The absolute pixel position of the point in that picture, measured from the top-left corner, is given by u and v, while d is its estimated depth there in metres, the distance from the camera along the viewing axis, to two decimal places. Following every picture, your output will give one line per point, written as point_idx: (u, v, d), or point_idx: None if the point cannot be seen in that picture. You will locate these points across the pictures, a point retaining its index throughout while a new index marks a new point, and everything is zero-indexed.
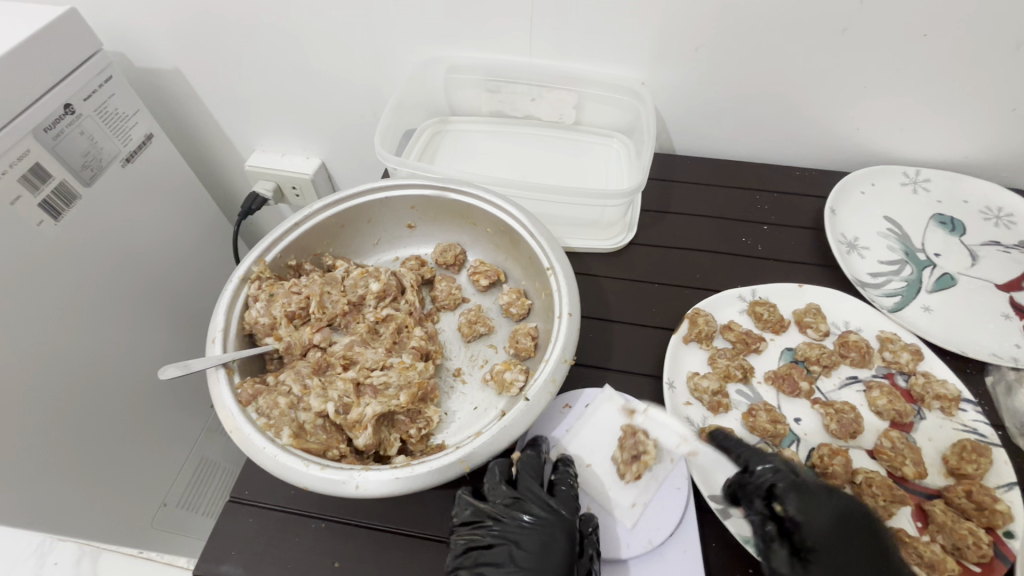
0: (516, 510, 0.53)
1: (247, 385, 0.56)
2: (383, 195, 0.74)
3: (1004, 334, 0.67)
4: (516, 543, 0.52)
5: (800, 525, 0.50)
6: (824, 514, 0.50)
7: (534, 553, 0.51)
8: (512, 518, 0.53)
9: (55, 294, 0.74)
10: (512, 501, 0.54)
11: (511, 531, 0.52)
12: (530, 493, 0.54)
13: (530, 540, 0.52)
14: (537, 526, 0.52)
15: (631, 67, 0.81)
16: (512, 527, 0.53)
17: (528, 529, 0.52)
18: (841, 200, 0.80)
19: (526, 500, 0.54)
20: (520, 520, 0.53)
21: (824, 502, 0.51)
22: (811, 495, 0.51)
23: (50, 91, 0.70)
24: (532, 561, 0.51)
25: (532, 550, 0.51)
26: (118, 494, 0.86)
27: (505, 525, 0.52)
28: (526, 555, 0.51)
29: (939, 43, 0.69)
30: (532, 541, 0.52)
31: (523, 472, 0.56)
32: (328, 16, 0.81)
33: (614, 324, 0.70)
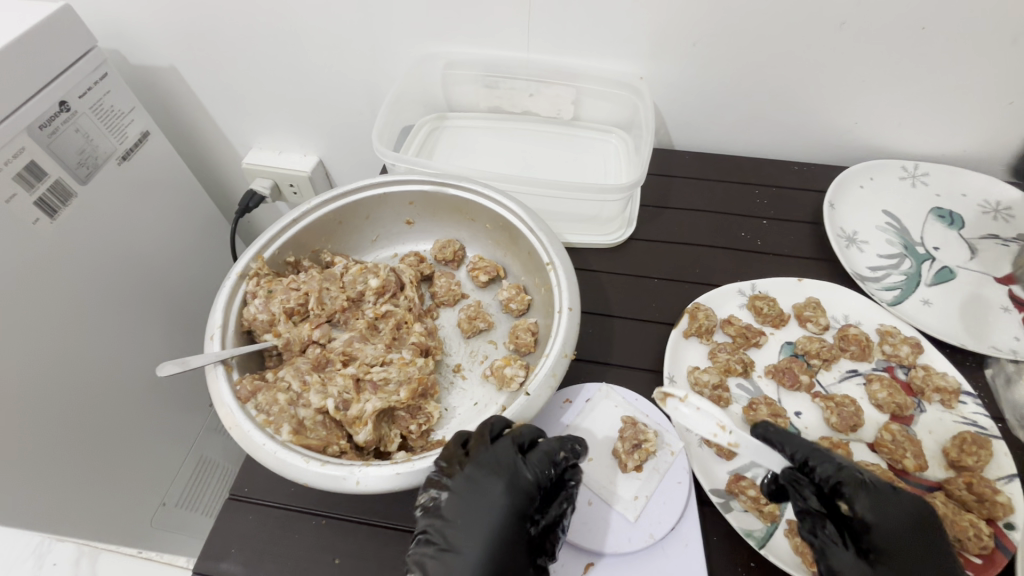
0: (486, 476, 0.49)
1: (246, 382, 0.56)
2: (382, 191, 0.73)
3: (1003, 327, 0.67)
4: (473, 509, 0.47)
5: (871, 527, 0.48)
6: (898, 515, 0.48)
7: (480, 510, 0.47)
8: (477, 483, 0.48)
9: (52, 292, 0.73)
10: (483, 466, 0.49)
11: (471, 494, 0.48)
12: (506, 466, 0.49)
13: (488, 512, 0.47)
14: (502, 497, 0.48)
15: (630, 62, 0.81)
16: (472, 489, 0.48)
17: (491, 496, 0.48)
18: (840, 195, 0.81)
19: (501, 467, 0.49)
20: (485, 486, 0.48)
21: (896, 504, 0.48)
22: (882, 495, 0.49)
23: (46, 88, 0.70)
24: (477, 521, 0.47)
25: (486, 523, 0.47)
26: (117, 494, 0.86)
27: (465, 484, 0.48)
28: (474, 512, 0.47)
29: (937, 36, 0.69)
30: (490, 513, 0.47)
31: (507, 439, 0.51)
32: (325, 12, 0.81)
33: (614, 320, 0.70)
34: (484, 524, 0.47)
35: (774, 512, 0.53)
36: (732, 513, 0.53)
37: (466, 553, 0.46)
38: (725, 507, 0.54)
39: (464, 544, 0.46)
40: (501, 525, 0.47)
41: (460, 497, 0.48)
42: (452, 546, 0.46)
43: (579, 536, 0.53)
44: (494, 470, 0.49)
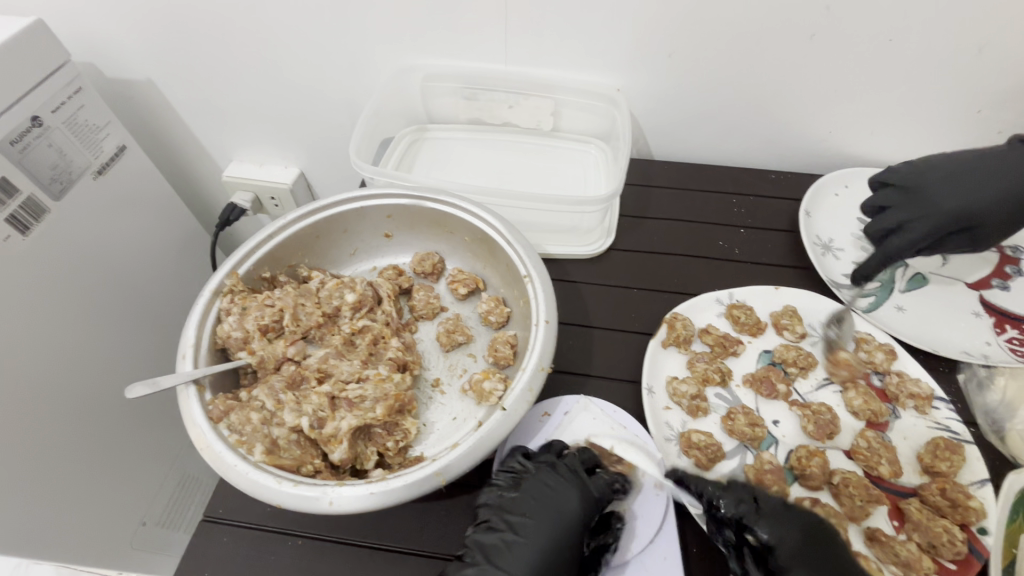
0: (563, 482, 0.54)
1: (219, 401, 0.55)
2: (359, 205, 0.73)
3: (975, 332, 0.68)
4: (544, 506, 0.52)
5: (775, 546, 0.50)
6: (792, 530, 0.51)
7: (549, 511, 0.52)
8: (556, 491, 0.53)
9: (23, 309, 0.72)
10: (561, 473, 0.55)
11: (546, 494, 0.53)
12: (582, 479, 0.55)
13: (562, 513, 0.52)
14: (574, 503, 0.53)
15: (607, 74, 0.81)
16: (547, 491, 0.53)
17: (567, 499, 0.53)
18: (814, 204, 0.82)
19: (573, 477, 0.55)
20: (558, 490, 0.53)
21: (789, 519, 0.52)
22: (774, 514, 0.52)
23: (17, 103, 0.68)
24: (547, 519, 0.51)
25: (558, 523, 0.51)
26: (95, 517, 0.83)
27: (543, 483, 0.54)
28: (544, 511, 0.52)
29: (905, 48, 0.71)
30: (563, 515, 0.52)
31: (577, 459, 0.57)
32: (303, 26, 0.81)
33: (593, 331, 0.70)
34: (557, 521, 0.51)
35: None
36: (710, 524, 0.53)
37: (538, 543, 0.50)
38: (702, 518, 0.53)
39: (537, 536, 0.50)
40: (571, 525, 0.52)
41: (536, 495, 0.53)
42: (524, 535, 0.50)
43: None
44: (573, 482, 0.54)
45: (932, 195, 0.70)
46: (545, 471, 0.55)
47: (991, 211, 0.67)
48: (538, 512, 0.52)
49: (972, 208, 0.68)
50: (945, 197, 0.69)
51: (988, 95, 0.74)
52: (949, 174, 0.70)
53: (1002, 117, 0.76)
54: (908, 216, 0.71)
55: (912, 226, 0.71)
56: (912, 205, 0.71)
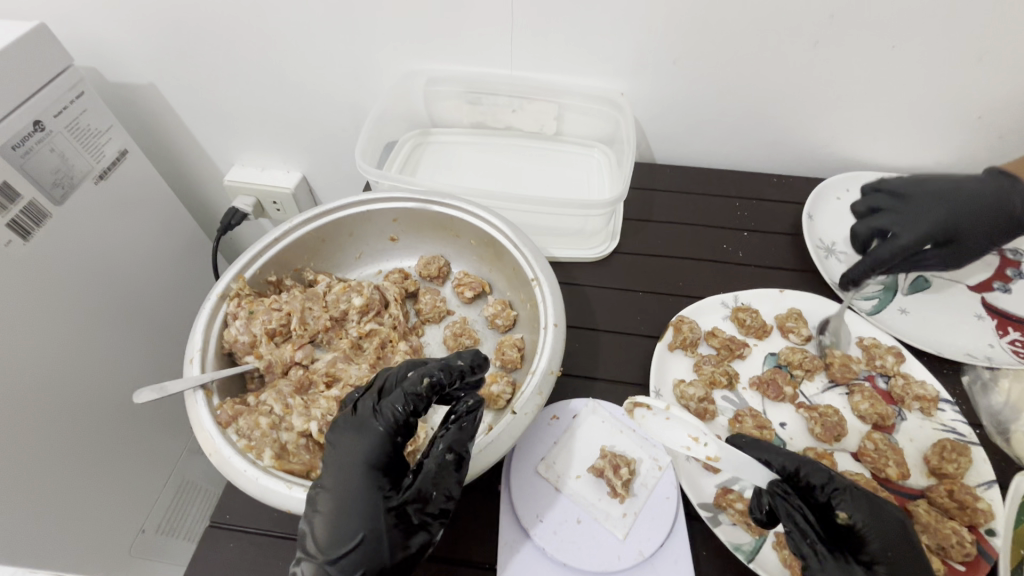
0: (348, 433, 0.49)
1: (226, 406, 0.55)
2: (365, 209, 0.73)
3: (978, 334, 0.69)
4: (341, 463, 0.48)
5: (871, 538, 0.47)
6: (891, 523, 0.48)
7: (343, 468, 0.47)
8: (339, 440, 0.49)
9: (23, 315, 0.71)
10: (343, 423, 0.50)
11: (337, 451, 0.48)
12: (364, 412, 0.49)
13: (349, 465, 0.47)
14: (361, 450, 0.48)
15: (611, 79, 0.82)
16: (341, 446, 0.49)
17: (352, 449, 0.48)
18: (818, 207, 0.82)
19: (361, 423, 0.49)
20: (349, 441, 0.48)
21: (887, 511, 0.49)
22: (874, 502, 0.49)
23: (19, 108, 0.68)
24: (340, 478, 0.47)
25: (352, 472, 0.47)
26: (96, 525, 0.83)
27: (336, 441, 0.49)
28: (342, 469, 0.47)
29: (907, 54, 0.71)
30: (352, 462, 0.47)
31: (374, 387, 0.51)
32: (308, 30, 0.81)
33: (600, 334, 0.70)
34: (350, 473, 0.47)
35: (762, 524, 0.53)
36: (721, 527, 0.53)
37: (333, 509, 0.46)
38: (713, 521, 0.54)
39: (330, 496, 0.46)
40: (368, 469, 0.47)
41: (331, 457, 0.48)
42: (321, 507, 0.46)
43: (527, 522, 0.54)
44: (356, 421, 0.49)
45: (920, 202, 0.69)
46: (338, 428, 0.50)
47: (972, 229, 0.66)
48: (335, 472, 0.47)
49: (962, 221, 0.65)
50: (932, 208, 0.67)
51: (989, 100, 0.75)
52: (947, 192, 0.68)
53: (1002, 122, 0.77)
54: (895, 220, 0.69)
55: (900, 230, 0.68)
56: (901, 209, 0.70)
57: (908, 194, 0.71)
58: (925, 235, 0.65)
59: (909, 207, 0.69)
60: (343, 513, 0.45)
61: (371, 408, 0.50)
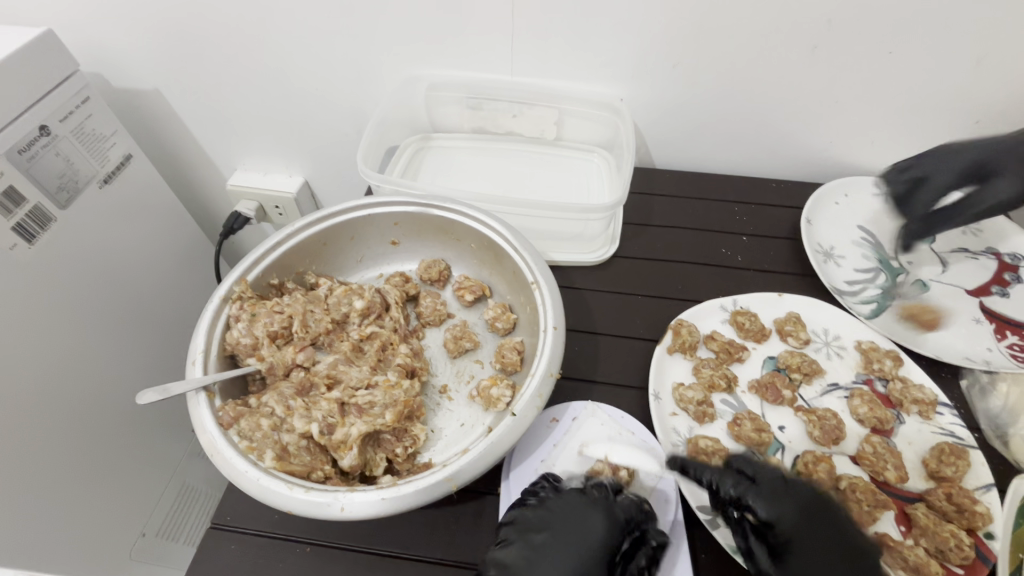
0: (585, 503, 0.52)
1: (228, 408, 0.56)
2: (366, 213, 0.74)
3: (976, 338, 0.69)
4: (571, 532, 0.50)
5: (776, 523, 0.49)
6: (790, 504, 0.50)
7: (574, 532, 0.50)
8: (577, 514, 0.51)
9: (26, 317, 0.72)
10: (584, 495, 0.53)
11: (572, 518, 0.51)
12: (611, 501, 0.53)
13: (586, 539, 0.50)
14: (599, 530, 0.50)
15: (611, 85, 0.83)
16: (575, 512, 0.52)
17: (589, 522, 0.51)
18: (816, 211, 0.83)
19: (597, 499, 0.53)
20: (586, 514, 0.51)
21: (789, 494, 0.51)
22: (772, 489, 0.51)
23: (26, 112, 0.69)
24: (562, 544, 0.49)
25: (580, 549, 0.49)
26: (97, 528, 0.83)
27: (565, 504, 0.52)
28: (562, 534, 0.50)
29: (904, 60, 0.72)
30: (583, 542, 0.50)
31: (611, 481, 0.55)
32: (311, 36, 0.82)
33: (599, 337, 0.70)
34: (586, 550, 0.49)
35: None
36: (719, 530, 0.53)
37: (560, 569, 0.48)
38: (712, 524, 0.54)
39: (550, 558, 0.48)
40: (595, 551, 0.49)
41: (559, 518, 0.51)
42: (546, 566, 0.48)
43: None
44: (598, 503, 0.52)
45: (964, 147, 0.68)
46: (567, 495, 0.53)
47: (1015, 161, 0.65)
48: (560, 538, 0.50)
49: (998, 155, 0.66)
50: (965, 149, 0.68)
51: (984, 106, 0.76)
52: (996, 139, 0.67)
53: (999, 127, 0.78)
54: (932, 166, 0.69)
55: (937, 175, 0.68)
56: (930, 155, 0.70)
57: (958, 146, 0.69)
58: (958, 174, 0.67)
59: (952, 155, 0.68)
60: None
61: (617, 501, 0.53)
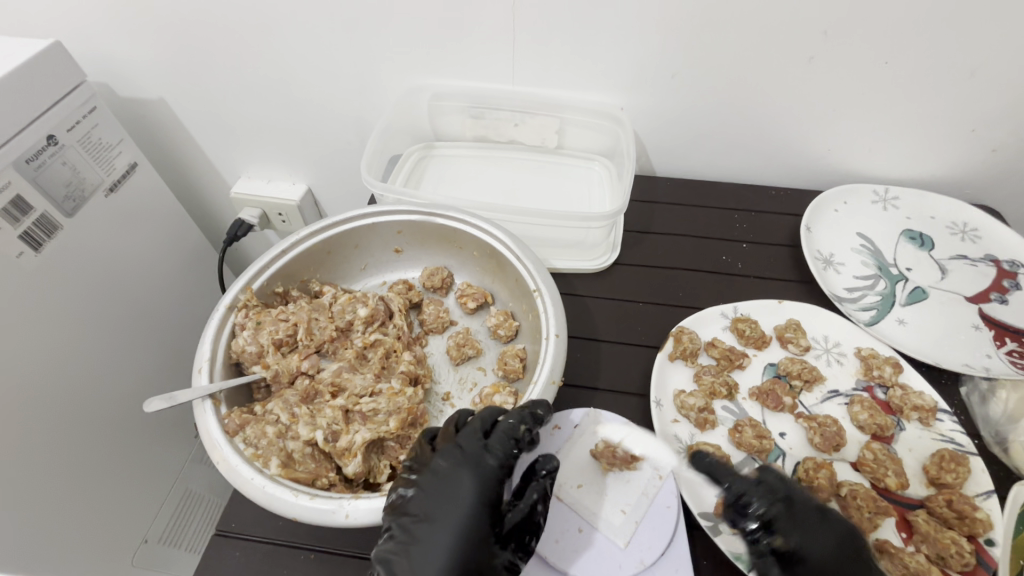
0: (449, 468, 0.50)
1: (234, 415, 0.56)
2: (370, 221, 0.75)
3: (975, 345, 0.70)
4: (440, 501, 0.48)
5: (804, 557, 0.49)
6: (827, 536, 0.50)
7: (438, 502, 0.48)
8: (446, 478, 0.50)
9: (31, 324, 0.72)
10: (448, 459, 0.51)
11: (436, 486, 0.49)
12: (466, 451, 0.51)
13: (455, 501, 0.48)
14: (466, 491, 0.49)
15: (611, 95, 0.84)
16: (439, 482, 0.50)
17: (455, 489, 0.49)
18: (817, 219, 0.83)
19: (464, 459, 0.51)
20: (449, 478, 0.50)
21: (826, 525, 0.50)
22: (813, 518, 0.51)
23: (34, 122, 0.70)
24: (435, 514, 0.48)
25: (454, 511, 0.48)
26: (100, 535, 0.83)
27: (431, 477, 0.50)
28: (434, 504, 0.48)
29: (900, 69, 0.73)
30: (456, 503, 0.48)
31: (472, 427, 0.53)
32: (315, 47, 0.83)
33: (601, 344, 0.71)
34: (454, 510, 0.48)
35: None
36: (722, 536, 0.54)
37: (434, 538, 0.46)
38: (713, 530, 0.54)
39: (427, 533, 0.47)
40: (473, 511, 0.48)
41: (432, 492, 0.49)
42: (418, 537, 0.47)
43: None
44: (461, 460, 0.51)
45: None
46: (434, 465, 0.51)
47: None
48: (432, 513, 0.48)
49: None
50: None
51: (981, 114, 0.76)
52: None
53: (997, 135, 0.78)
54: None
55: None
56: None
57: None
58: None
59: None
60: (439, 550, 0.46)
61: (476, 447, 0.52)
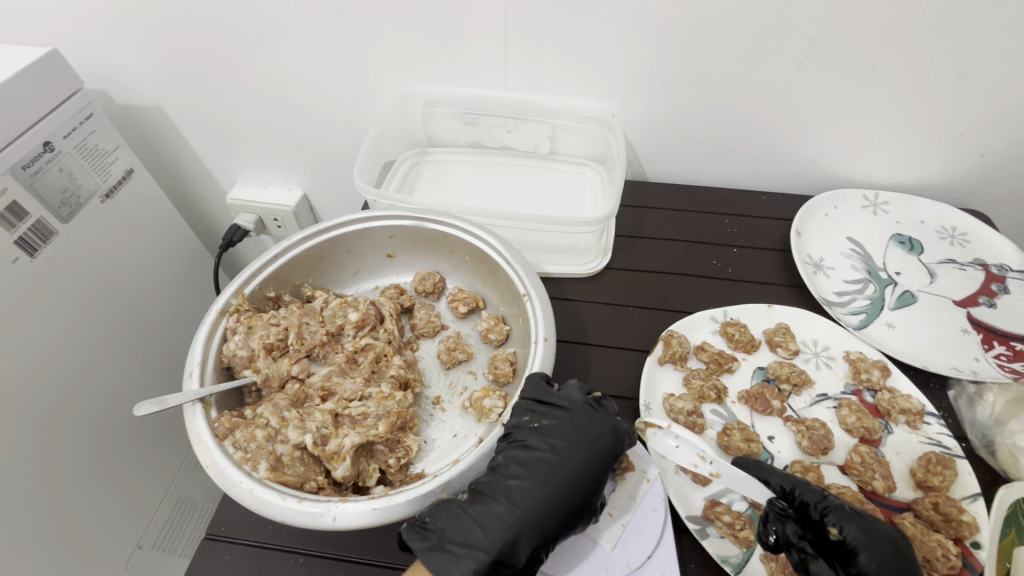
0: (596, 417, 0.56)
1: (224, 419, 0.56)
2: (362, 226, 0.75)
3: (964, 348, 0.70)
4: (580, 438, 0.54)
5: (859, 550, 0.50)
6: (883, 538, 0.50)
7: (576, 439, 0.54)
8: (586, 427, 0.55)
9: (27, 329, 0.73)
10: (593, 410, 0.56)
11: (579, 425, 0.55)
12: (605, 416, 0.56)
13: (591, 443, 0.54)
14: (604, 439, 0.54)
15: (602, 101, 0.85)
16: (582, 423, 0.55)
17: (595, 433, 0.54)
18: (806, 223, 0.84)
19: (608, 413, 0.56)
20: (592, 424, 0.55)
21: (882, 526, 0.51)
22: (868, 518, 0.51)
23: (30, 130, 0.71)
24: (572, 448, 0.54)
25: (586, 452, 0.53)
26: (94, 539, 0.83)
27: (578, 416, 0.55)
28: (571, 439, 0.54)
29: (887, 75, 0.74)
30: (592, 447, 0.54)
31: (603, 405, 0.58)
32: (309, 55, 0.84)
33: (591, 348, 0.71)
34: (588, 451, 0.53)
35: (748, 537, 0.54)
36: (708, 540, 0.54)
37: (568, 466, 0.53)
38: (701, 534, 0.55)
39: (563, 461, 0.53)
40: (600, 451, 0.54)
41: (575, 428, 0.55)
42: (556, 459, 0.53)
43: None
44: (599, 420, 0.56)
45: None
46: (577, 407, 0.56)
47: None
48: (570, 445, 0.54)
49: None
50: None
51: (968, 119, 0.77)
52: None
53: (984, 139, 0.79)
54: None
55: None
56: None
57: None
58: None
59: None
60: (569, 475, 0.52)
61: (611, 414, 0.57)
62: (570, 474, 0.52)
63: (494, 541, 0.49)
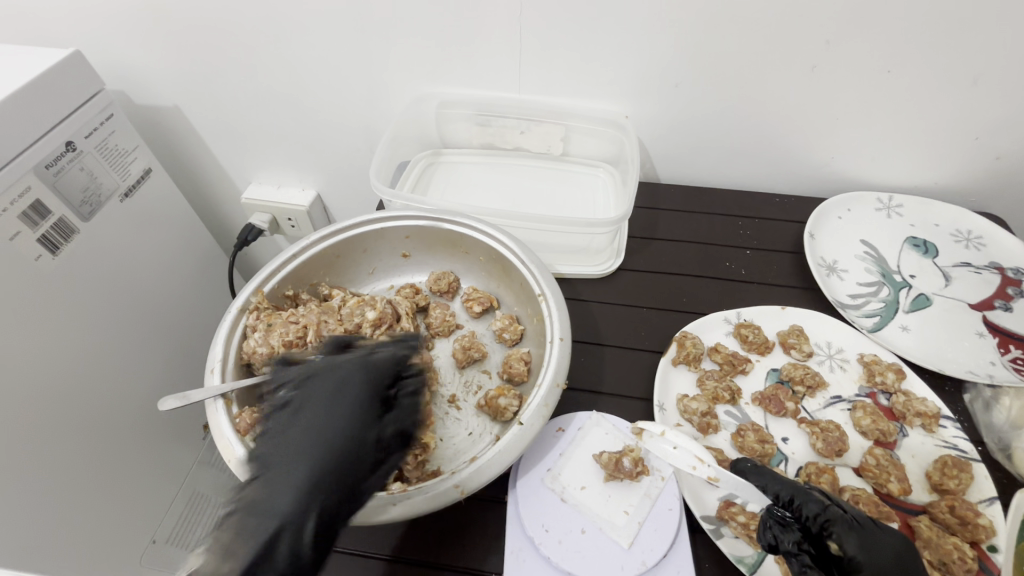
0: (332, 365, 0.52)
1: (245, 415, 0.58)
2: (379, 226, 0.76)
3: (979, 351, 0.70)
4: (320, 392, 0.50)
5: (862, 566, 0.48)
6: (885, 551, 0.49)
7: (329, 393, 0.50)
8: (332, 373, 0.52)
9: (46, 324, 0.74)
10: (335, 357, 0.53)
11: (319, 378, 0.52)
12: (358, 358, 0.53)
13: (342, 387, 0.51)
14: (357, 384, 0.51)
15: (615, 102, 0.85)
16: (326, 373, 0.52)
17: (337, 379, 0.51)
18: (820, 226, 0.84)
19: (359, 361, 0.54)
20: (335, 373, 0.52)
21: (884, 539, 0.50)
22: (869, 532, 0.50)
23: (55, 128, 0.72)
24: (325, 401, 0.50)
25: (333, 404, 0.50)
26: (111, 532, 0.84)
27: (324, 371, 0.52)
28: (320, 393, 0.51)
29: (903, 77, 0.74)
30: (336, 398, 0.50)
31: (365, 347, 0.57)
32: (325, 57, 0.85)
33: (606, 348, 0.72)
34: (339, 401, 0.50)
35: None
36: (723, 540, 0.54)
37: (311, 421, 0.49)
38: (716, 533, 0.55)
39: (306, 417, 0.49)
40: (352, 404, 0.50)
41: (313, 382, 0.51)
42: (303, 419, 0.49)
43: (533, 530, 0.55)
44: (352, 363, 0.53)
45: None
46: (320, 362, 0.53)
47: None
48: (312, 399, 0.50)
49: None
50: None
51: (985, 121, 0.77)
52: None
53: (1002, 142, 0.79)
54: None
55: None
56: None
57: None
58: None
59: None
60: (313, 432, 0.48)
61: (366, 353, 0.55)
62: (334, 441, 0.48)
63: (280, 504, 0.44)
